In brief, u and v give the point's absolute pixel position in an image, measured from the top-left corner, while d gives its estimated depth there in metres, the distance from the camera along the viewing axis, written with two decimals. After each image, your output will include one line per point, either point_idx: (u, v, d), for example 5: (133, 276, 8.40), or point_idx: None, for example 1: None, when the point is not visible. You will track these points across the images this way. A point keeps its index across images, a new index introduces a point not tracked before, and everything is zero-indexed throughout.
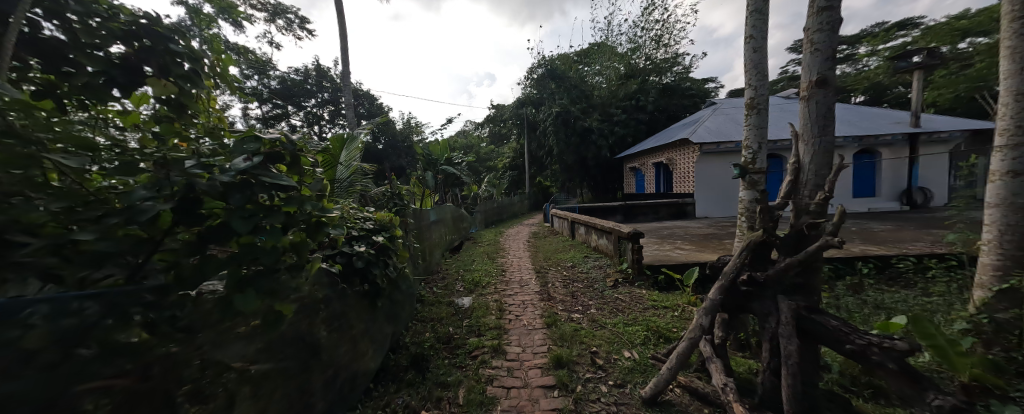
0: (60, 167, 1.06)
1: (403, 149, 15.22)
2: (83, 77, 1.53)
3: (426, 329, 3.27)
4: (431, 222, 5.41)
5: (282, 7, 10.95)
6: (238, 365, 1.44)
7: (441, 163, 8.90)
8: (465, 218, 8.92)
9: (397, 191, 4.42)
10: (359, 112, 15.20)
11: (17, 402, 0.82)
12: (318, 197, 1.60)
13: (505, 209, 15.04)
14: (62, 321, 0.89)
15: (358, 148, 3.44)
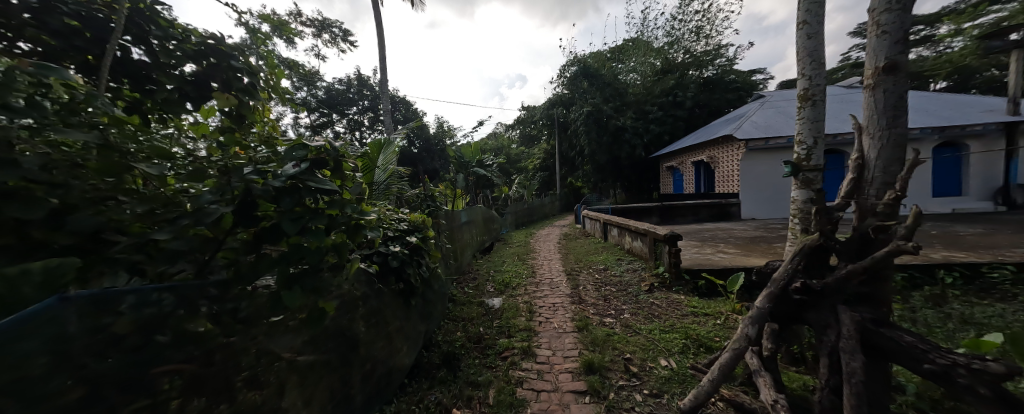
0: (144, 173, 1.21)
1: (437, 152, 15.65)
2: (163, 92, 1.75)
3: (457, 328, 3.33)
4: (462, 223, 5.49)
5: (327, 22, 11.71)
6: (288, 356, 1.55)
7: (473, 165, 9.04)
8: (496, 220, 8.98)
9: (430, 193, 4.55)
10: (396, 118, 15.84)
11: (103, 380, 0.93)
12: (357, 200, 1.69)
13: (537, 209, 14.96)
14: (143, 310, 1.00)
15: (394, 152, 3.59)
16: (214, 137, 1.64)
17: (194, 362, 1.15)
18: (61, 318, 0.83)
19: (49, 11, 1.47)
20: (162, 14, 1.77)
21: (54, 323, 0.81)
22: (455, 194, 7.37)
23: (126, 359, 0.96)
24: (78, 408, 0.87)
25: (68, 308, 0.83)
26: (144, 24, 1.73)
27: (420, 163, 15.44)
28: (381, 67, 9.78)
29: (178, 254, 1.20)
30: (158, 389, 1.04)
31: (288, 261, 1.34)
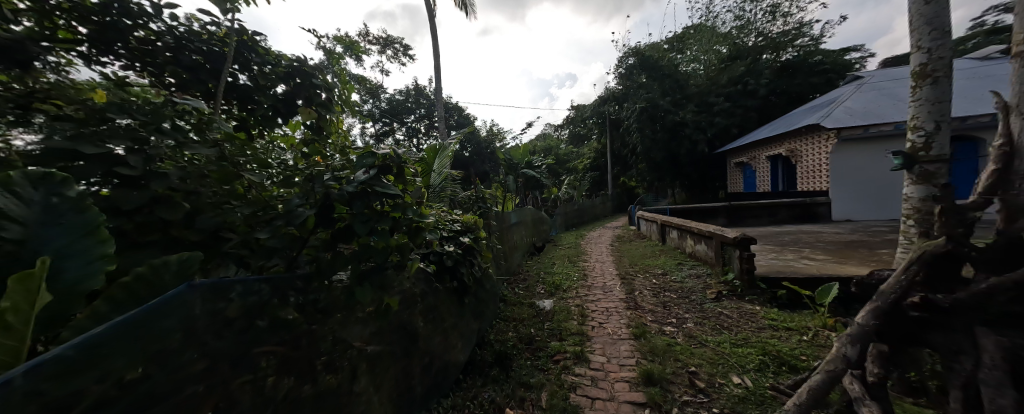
0: (248, 180, 1.51)
1: (487, 155, 15.99)
2: (261, 110, 2.07)
3: (508, 329, 3.37)
4: (512, 224, 5.53)
5: (389, 39, 12.72)
6: (358, 344, 1.70)
7: (523, 166, 9.05)
8: (545, 221, 8.89)
9: (481, 195, 4.68)
10: (451, 124, 16.49)
11: (219, 356, 1.08)
12: (417, 203, 1.80)
13: (587, 211, 14.46)
14: (248, 298, 1.16)
15: (448, 156, 3.76)
16: (299, 148, 1.87)
17: (284, 344, 1.33)
18: (188, 300, 0.94)
19: (182, 51, 1.86)
20: (262, 44, 2.10)
21: (183, 304, 0.93)
22: (505, 196, 7.46)
23: (235, 339, 1.13)
24: (203, 378, 1.02)
25: (195, 292, 0.95)
26: (248, 54, 2.07)
27: (472, 166, 15.90)
28: (436, 77, 10.35)
29: (273, 250, 1.41)
30: (259, 366, 1.22)
31: (359, 258, 1.49)
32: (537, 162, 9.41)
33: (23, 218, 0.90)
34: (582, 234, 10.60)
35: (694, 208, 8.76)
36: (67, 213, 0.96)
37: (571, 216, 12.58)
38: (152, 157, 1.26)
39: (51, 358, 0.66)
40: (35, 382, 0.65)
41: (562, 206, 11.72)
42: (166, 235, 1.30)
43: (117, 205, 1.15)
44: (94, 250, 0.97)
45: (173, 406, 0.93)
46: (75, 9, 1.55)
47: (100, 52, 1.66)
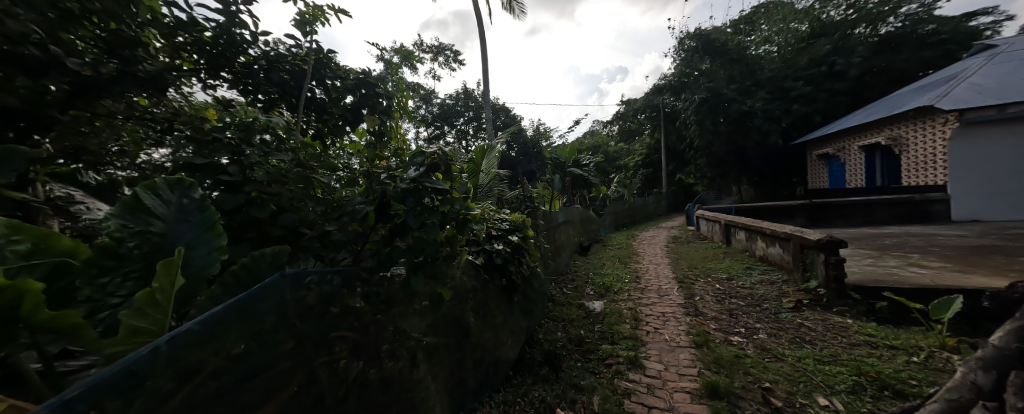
0: (319, 182, 1.70)
1: (533, 155, 15.96)
2: (332, 119, 2.32)
3: (558, 329, 3.33)
4: (560, 223, 5.44)
5: (441, 45, 13.26)
6: (416, 335, 1.81)
7: (569, 165, 8.78)
8: (594, 221, 8.61)
9: (528, 194, 4.69)
10: (499, 125, 16.69)
11: (304, 337, 1.23)
12: (464, 198, 1.87)
13: (640, 210, 13.65)
14: (324, 287, 1.31)
15: (495, 156, 3.82)
16: (361, 152, 2.05)
17: (354, 331, 1.47)
18: (280, 287, 1.09)
19: (273, 71, 2.16)
20: (334, 60, 2.35)
21: (276, 290, 1.08)
22: (553, 195, 7.36)
23: (316, 323, 1.28)
24: (291, 355, 1.17)
25: (285, 279, 1.11)
26: (323, 70, 2.32)
27: (519, 166, 15.94)
28: (483, 80, 10.53)
29: (342, 243, 1.57)
30: (334, 350, 1.36)
31: (413, 252, 1.60)
32: (584, 160, 9.13)
33: (167, 215, 1.26)
34: (633, 234, 10.04)
35: (764, 206, 7.72)
36: (193, 212, 1.31)
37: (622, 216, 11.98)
38: (250, 164, 1.56)
39: (184, 330, 0.81)
40: (173, 349, 0.80)
41: (613, 205, 11.21)
42: (259, 233, 1.58)
43: (222, 206, 1.44)
44: (212, 242, 1.27)
45: (269, 378, 1.08)
46: (194, 43, 1.87)
47: (212, 77, 1.98)
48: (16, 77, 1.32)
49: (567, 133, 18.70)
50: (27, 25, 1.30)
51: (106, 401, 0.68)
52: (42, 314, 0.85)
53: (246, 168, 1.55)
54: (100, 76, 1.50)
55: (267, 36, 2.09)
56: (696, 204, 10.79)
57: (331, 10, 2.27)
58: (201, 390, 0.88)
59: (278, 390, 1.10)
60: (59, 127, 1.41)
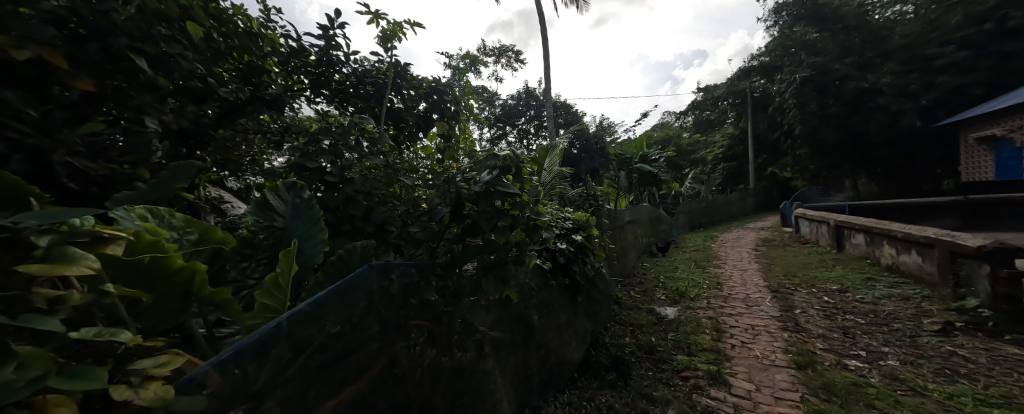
0: (400, 183, 1.89)
1: (597, 151, 15.32)
2: (408, 125, 2.59)
3: (626, 334, 3.16)
4: (627, 222, 5.07)
5: (503, 47, 13.55)
6: (483, 329, 1.87)
7: (636, 160, 7.24)
8: (666, 220, 7.93)
9: (592, 192, 4.48)
10: (561, 122, 16.29)
11: (388, 324, 1.36)
12: (534, 202, 1.89)
13: (724, 208, 12.14)
14: (404, 279, 1.43)
15: (558, 153, 3.62)
16: (434, 154, 2.20)
17: (428, 321, 1.58)
18: (368, 276, 1.22)
19: (361, 85, 2.45)
20: (410, 71, 2.59)
21: (365, 279, 1.21)
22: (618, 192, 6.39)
23: (398, 311, 1.41)
24: (377, 339, 1.30)
25: (372, 270, 1.24)
26: (401, 81, 2.58)
27: (582, 164, 15.48)
28: (545, 77, 10.43)
29: (420, 241, 1.72)
30: (412, 336, 1.48)
31: (484, 251, 1.68)
32: (652, 155, 7.60)
33: (285, 212, 1.56)
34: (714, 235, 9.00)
35: (884, 203, 6.66)
36: (304, 210, 1.56)
37: (702, 214, 10.81)
38: (346, 168, 1.80)
39: (299, 310, 0.96)
40: (291, 325, 0.94)
41: (689, 203, 10.16)
42: (353, 228, 1.82)
43: (326, 204, 1.69)
44: (316, 236, 1.49)
45: (361, 358, 1.22)
46: (302, 66, 2.27)
47: (314, 95, 2.35)
48: (188, 105, 1.71)
49: (635, 126, 17.53)
50: (193, 64, 1.61)
51: (246, 364, 0.84)
52: (205, 291, 1.07)
53: (342, 170, 1.79)
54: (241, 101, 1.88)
55: (357, 55, 2.37)
56: (795, 201, 9.24)
57: (408, 26, 2.48)
58: (310, 363, 1.03)
59: (366, 369, 1.24)
60: (213, 143, 1.86)
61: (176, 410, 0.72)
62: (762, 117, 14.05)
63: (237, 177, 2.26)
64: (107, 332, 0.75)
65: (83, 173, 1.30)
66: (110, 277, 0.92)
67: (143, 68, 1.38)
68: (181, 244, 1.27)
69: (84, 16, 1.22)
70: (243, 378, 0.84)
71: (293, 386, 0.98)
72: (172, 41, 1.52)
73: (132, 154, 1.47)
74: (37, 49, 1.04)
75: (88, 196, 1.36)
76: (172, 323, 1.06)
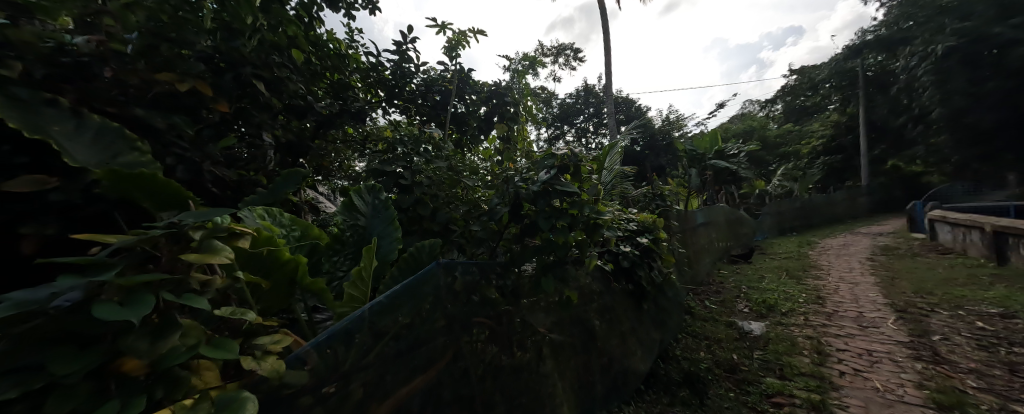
0: (463, 184, 1.98)
1: (663, 148, 14.19)
2: (471, 128, 2.73)
3: (702, 348, 2.87)
4: (702, 224, 4.56)
5: (561, 46, 13.36)
6: (543, 331, 1.83)
7: (711, 156, 5.78)
8: (748, 223, 7.02)
9: (658, 192, 4.15)
10: (624, 119, 15.39)
11: (453, 320, 1.40)
12: (594, 201, 1.83)
13: (829, 208, 10.30)
14: (467, 276, 1.46)
15: (620, 152, 3.44)
16: (495, 156, 2.23)
17: (489, 319, 1.59)
18: (435, 273, 1.28)
19: (429, 94, 2.63)
20: (472, 77, 2.71)
21: (433, 276, 1.27)
22: (689, 192, 5.78)
23: (461, 308, 1.44)
24: (443, 333, 1.35)
25: (439, 267, 1.30)
26: (465, 87, 2.71)
27: (646, 161, 14.55)
28: (606, 73, 9.98)
29: (482, 239, 1.78)
30: (474, 333, 1.51)
31: (542, 251, 1.67)
32: (730, 150, 5.95)
33: (366, 212, 1.74)
34: (811, 240, 7.72)
35: None
36: (382, 211, 1.71)
37: (797, 216, 9.33)
38: (417, 171, 1.94)
39: (378, 302, 1.05)
40: (371, 315, 1.04)
41: (778, 203, 8.84)
42: (421, 227, 1.94)
43: (398, 205, 1.84)
44: (392, 234, 1.62)
45: (429, 350, 1.28)
46: (380, 80, 2.51)
47: (389, 105, 2.57)
48: (292, 119, 2.01)
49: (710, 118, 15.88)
50: (298, 84, 1.91)
51: (336, 345, 0.94)
52: (306, 280, 1.23)
53: (413, 173, 1.94)
54: (332, 114, 2.15)
55: (425, 65, 2.55)
56: (928, 202, 7.49)
57: (472, 34, 2.58)
58: (386, 351, 1.12)
59: (433, 361, 1.30)
60: (311, 152, 2.16)
61: (288, 381, 0.85)
62: (880, 101, 11.71)
63: (327, 180, 2.54)
64: (240, 311, 0.89)
65: (221, 180, 1.58)
66: (238, 265, 1.11)
67: (262, 91, 1.67)
68: (288, 239, 1.50)
69: (224, 53, 1.55)
70: (334, 358, 0.95)
71: (373, 371, 1.07)
72: (282, 67, 1.81)
73: (252, 164, 1.80)
74: (194, 81, 1.34)
75: (227, 198, 1.62)
76: (281, 306, 1.23)
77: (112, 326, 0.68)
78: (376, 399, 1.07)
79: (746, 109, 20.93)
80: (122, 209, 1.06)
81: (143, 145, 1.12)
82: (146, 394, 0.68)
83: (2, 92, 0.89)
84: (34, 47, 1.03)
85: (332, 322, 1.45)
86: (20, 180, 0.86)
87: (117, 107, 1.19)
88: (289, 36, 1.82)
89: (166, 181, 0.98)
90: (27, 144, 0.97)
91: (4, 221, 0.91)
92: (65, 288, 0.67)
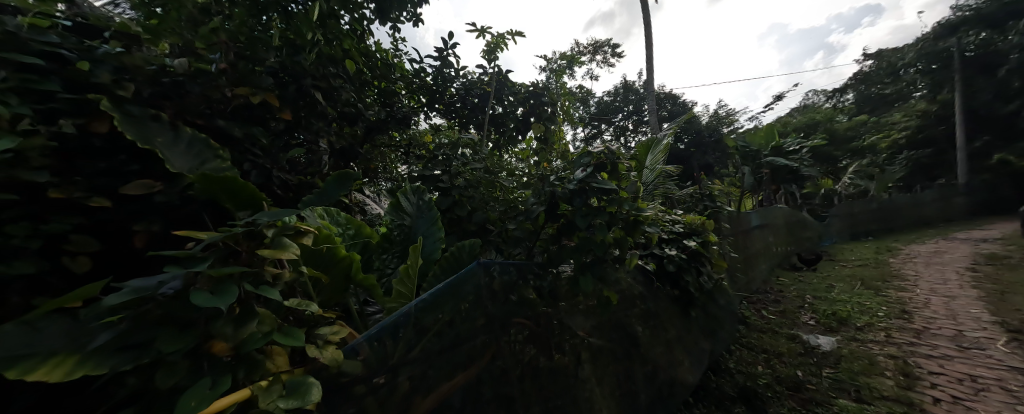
0: (500, 185, 2.02)
1: (711, 144, 13.23)
2: (508, 129, 2.76)
3: (759, 362, 2.65)
4: (758, 226, 4.18)
5: (598, 43, 13.01)
6: (582, 334, 1.75)
7: (767, 156, 5.21)
8: (813, 226, 6.34)
9: (708, 192, 3.88)
10: (665, 115, 14.60)
11: (493, 320, 1.39)
12: (634, 198, 1.76)
13: (918, 209, 8.95)
14: (505, 276, 1.45)
15: (663, 150, 3.25)
16: (531, 157, 2.22)
17: (528, 319, 1.57)
18: (475, 273, 1.30)
19: (467, 97, 2.70)
20: (509, 79, 2.73)
21: (473, 275, 1.29)
22: (743, 191, 5.34)
23: (500, 308, 1.43)
24: (484, 332, 1.34)
25: (480, 267, 1.32)
26: (503, 89, 2.75)
27: (692, 160, 13.67)
28: (647, 68, 9.53)
29: (520, 239, 1.79)
30: (513, 334, 1.49)
31: (580, 251, 1.64)
32: (789, 146, 5.41)
33: (411, 212, 1.82)
34: (891, 246, 6.78)
35: None
36: (426, 211, 1.78)
37: (875, 218, 8.22)
38: (457, 173, 2.00)
39: (422, 299, 1.10)
40: (414, 312, 1.08)
41: (850, 203, 7.85)
42: (460, 228, 1.98)
43: (439, 206, 1.91)
44: (435, 234, 1.68)
45: (471, 349, 1.29)
46: (422, 86, 2.61)
47: (430, 109, 2.68)
48: (344, 126, 2.16)
49: (767, 110, 14.54)
50: (350, 93, 2.05)
51: (383, 338, 1.00)
52: (358, 275, 1.32)
53: (452, 176, 2.00)
54: (378, 120, 2.29)
55: (464, 69, 2.61)
56: None
57: (510, 36, 2.60)
58: (429, 346, 1.15)
59: (473, 359, 1.29)
60: (361, 156, 2.31)
61: (345, 370, 0.93)
62: (984, 81, 10.00)
63: (373, 183, 2.67)
64: (305, 303, 0.97)
65: (286, 183, 1.73)
66: (302, 261, 1.21)
67: (320, 100, 1.81)
68: (343, 237, 1.62)
69: (289, 67, 1.72)
70: (384, 350, 1.01)
71: (417, 366, 1.11)
72: (337, 78, 1.95)
73: (311, 168, 1.92)
74: (262, 94, 1.52)
75: (290, 200, 1.77)
76: (338, 300, 1.32)
77: (204, 313, 0.78)
78: (420, 393, 1.10)
79: (809, 99, 18.90)
80: (209, 210, 1.20)
81: (223, 152, 1.27)
82: (230, 374, 0.76)
83: (119, 109, 1.07)
84: (143, 71, 1.21)
85: (380, 316, 1.53)
86: (132, 186, 1.00)
87: (204, 120, 1.37)
88: (344, 48, 1.95)
89: (244, 183, 1.09)
90: (138, 153, 1.14)
91: (116, 222, 1.04)
92: (171, 276, 0.77)
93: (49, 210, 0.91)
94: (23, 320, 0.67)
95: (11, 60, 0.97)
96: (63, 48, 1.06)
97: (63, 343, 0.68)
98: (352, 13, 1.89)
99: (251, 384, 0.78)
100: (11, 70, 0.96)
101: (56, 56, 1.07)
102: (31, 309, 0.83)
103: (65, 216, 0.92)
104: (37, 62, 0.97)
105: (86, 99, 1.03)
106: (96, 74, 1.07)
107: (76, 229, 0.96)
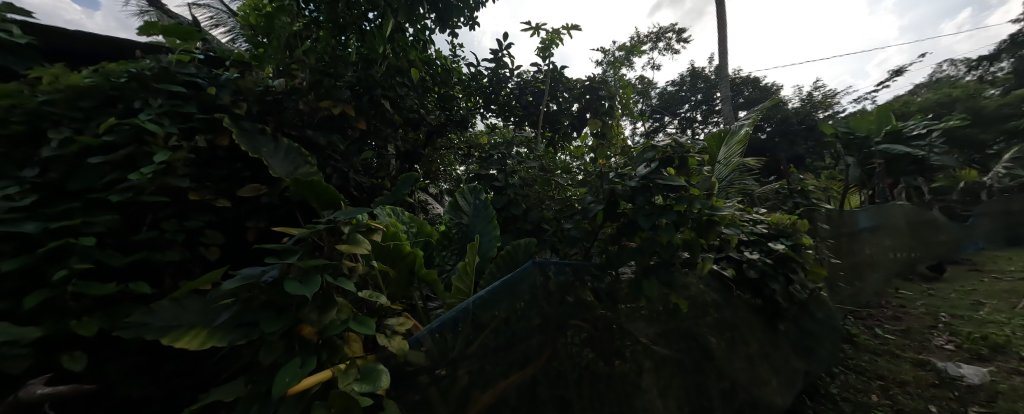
0: (557, 183, 1.96)
1: (800, 133, 11.66)
2: (563, 127, 2.74)
3: (873, 390, 2.25)
4: (867, 228, 3.54)
5: (661, 30, 12.17)
6: (645, 342, 1.62)
7: (878, 144, 4.37)
8: (948, 228, 5.21)
9: (797, 187, 3.39)
10: (741, 103, 13.19)
11: (547, 319, 1.34)
12: (707, 196, 1.61)
13: None
14: (561, 277, 1.40)
15: (740, 140, 2.90)
16: (587, 153, 2.17)
17: (586, 322, 1.49)
18: (530, 273, 1.27)
19: (522, 95, 2.69)
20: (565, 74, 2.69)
21: (529, 274, 1.27)
22: (844, 187, 4.58)
23: (555, 308, 1.37)
24: (539, 332, 1.30)
25: (535, 266, 1.29)
26: (558, 86, 2.70)
27: (777, 151, 12.17)
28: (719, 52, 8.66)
29: (576, 239, 1.73)
30: (570, 336, 1.42)
31: (643, 252, 1.53)
32: (910, 129, 4.45)
33: (469, 211, 1.85)
34: None
35: None
36: (482, 210, 1.81)
37: None
38: (513, 172, 2.01)
39: (478, 296, 1.11)
40: (471, 309, 1.09)
41: (1003, 199, 6.31)
42: (516, 227, 1.97)
43: (495, 205, 1.93)
44: (491, 232, 1.69)
45: (527, 349, 1.26)
46: (479, 88, 2.66)
47: (486, 110, 2.73)
48: (409, 131, 2.28)
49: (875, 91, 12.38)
50: (415, 100, 2.15)
51: (443, 331, 1.03)
52: (420, 270, 1.36)
53: (508, 175, 2.02)
54: (439, 123, 2.38)
55: (518, 68, 2.60)
56: None
57: (566, 30, 2.53)
58: (487, 343, 1.14)
59: (530, 358, 1.26)
60: (423, 159, 2.42)
61: (410, 359, 0.98)
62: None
63: (434, 183, 2.78)
64: (376, 295, 1.02)
65: (361, 186, 1.88)
66: (372, 255, 1.30)
67: (388, 109, 1.92)
68: (408, 234, 1.72)
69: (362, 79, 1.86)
70: (445, 343, 1.04)
71: (475, 361, 1.11)
72: (403, 86, 2.06)
73: (381, 170, 2.05)
74: (342, 105, 1.66)
75: (364, 200, 1.91)
76: (404, 293, 1.37)
77: (295, 300, 0.85)
78: (479, 388, 1.10)
79: (940, 72, 15.50)
80: (300, 209, 1.34)
81: (310, 158, 1.38)
82: (316, 355, 0.82)
83: (236, 125, 1.24)
84: (252, 92, 1.40)
85: (441, 311, 1.58)
86: (245, 189, 1.17)
87: (297, 131, 1.55)
88: (409, 58, 2.06)
89: (325, 184, 1.18)
90: (250, 161, 1.31)
91: (233, 218, 1.20)
92: (270, 266, 0.87)
93: (190, 210, 1.08)
94: (172, 299, 0.81)
95: (165, 90, 1.19)
96: (198, 77, 1.28)
97: (197, 320, 0.81)
98: (415, 23, 1.98)
99: (331, 366, 0.84)
100: (164, 97, 1.17)
101: (193, 83, 1.29)
102: (178, 289, 0.98)
103: (200, 214, 1.09)
104: (180, 89, 1.18)
105: (214, 117, 1.21)
106: (221, 96, 1.27)
107: (208, 224, 1.13)
